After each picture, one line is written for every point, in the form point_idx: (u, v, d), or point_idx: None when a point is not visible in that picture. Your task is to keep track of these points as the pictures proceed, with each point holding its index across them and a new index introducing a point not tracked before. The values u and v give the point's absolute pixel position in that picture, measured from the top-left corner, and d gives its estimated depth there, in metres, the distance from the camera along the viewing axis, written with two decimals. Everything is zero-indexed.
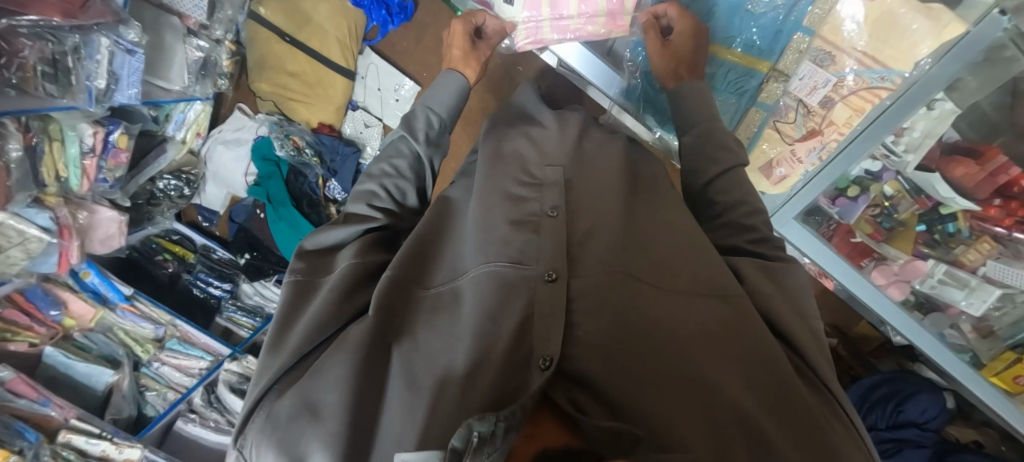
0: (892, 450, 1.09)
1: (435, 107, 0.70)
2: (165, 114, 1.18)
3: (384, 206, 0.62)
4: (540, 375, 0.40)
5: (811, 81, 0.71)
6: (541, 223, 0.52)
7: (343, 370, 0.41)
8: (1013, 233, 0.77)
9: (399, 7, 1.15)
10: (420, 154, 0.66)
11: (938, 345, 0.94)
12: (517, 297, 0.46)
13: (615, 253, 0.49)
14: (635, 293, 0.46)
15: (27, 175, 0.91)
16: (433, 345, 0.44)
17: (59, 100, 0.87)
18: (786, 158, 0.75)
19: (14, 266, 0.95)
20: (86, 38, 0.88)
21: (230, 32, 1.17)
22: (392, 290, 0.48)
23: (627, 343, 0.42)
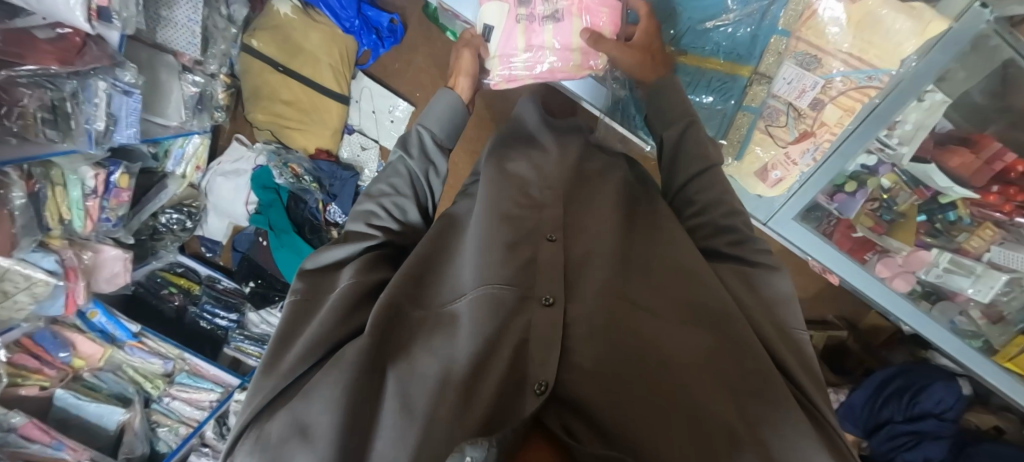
0: (911, 443, 1.07)
1: (429, 125, 0.70)
2: (164, 151, 1.20)
3: (385, 224, 0.62)
4: (534, 400, 0.43)
5: (799, 84, 0.68)
6: (539, 248, 0.54)
7: (334, 390, 0.40)
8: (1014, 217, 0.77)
9: (388, 30, 1.15)
10: (416, 172, 0.67)
11: (947, 333, 0.94)
12: (514, 323, 0.47)
13: (611, 277, 0.51)
14: (629, 317, 0.48)
15: (31, 220, 0.92)
16: (425, 367, 0.43)
17: (60, 144, 0.90)
18: (781, 162, 0.74)
19: (21, 311, 0.97)
20: (83, 83, 0.88)
21: (224, 65, 1.18)
22: (391, 314, 0.47)
23: (619, 366, 0.44)
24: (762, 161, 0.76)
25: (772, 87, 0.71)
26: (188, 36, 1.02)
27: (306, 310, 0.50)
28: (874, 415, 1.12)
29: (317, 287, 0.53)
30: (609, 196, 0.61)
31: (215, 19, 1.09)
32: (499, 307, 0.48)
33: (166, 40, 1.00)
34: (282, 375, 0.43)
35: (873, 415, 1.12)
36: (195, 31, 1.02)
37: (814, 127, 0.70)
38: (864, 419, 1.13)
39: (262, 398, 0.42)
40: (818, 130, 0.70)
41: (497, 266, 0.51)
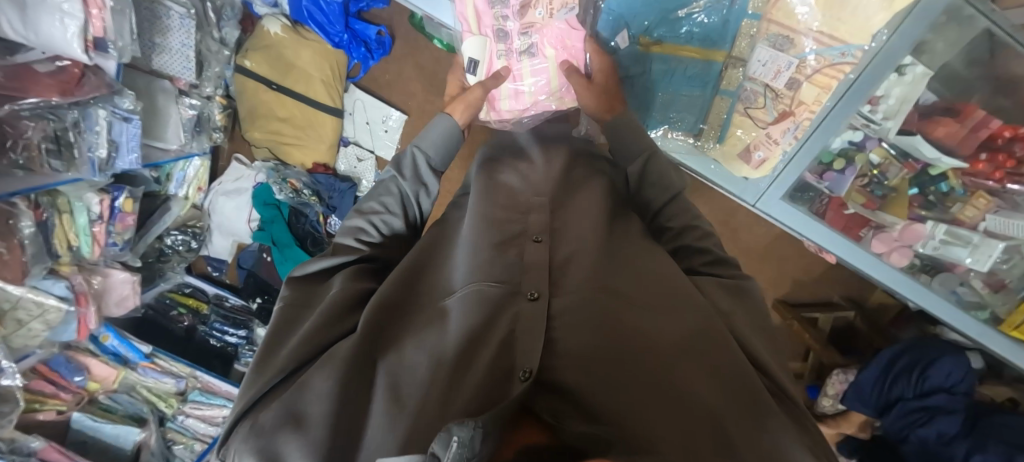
0: (924, 419, 1.05)
1: (424, 149, 0.70)
2: (166, 174, 1.22)
3: (373, 240, 0.63)
4: (520, 385, 0.41)
5: (773, 66, 0.69)
6: (525, 247, 0.55)
7: (326, 386, 0.42)
8: (1006, 184, 0.79)
9: (376, 42, 1.18)
10: (407, 194, 0.67)
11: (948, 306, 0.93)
12: (500, 318, 0.48)
13: (597, 274, 0.51)
14: (615, 310, 0.48)
15: (41, 248, 0.95)
16: (414, 362, 0.45)
17: (65, 174, 0.92)
18: (763, 141, 0.74)
19: (35, 339, 0.99)
20: (83, 111, 0.91)
21: (219, 87, 1.21)
22: (382, 312, 0.49)
23: (606, 356, 0.43)
24: (744, 145, 0.76)
25: (749, 71, 0.71)
26: (183, 61, 1.07)
27: (299, 311, 0.52)
28: (884, 392, 1.11)
29: (311, 291, 0.55)
30: (600, 198, 0.63)
31: (208, 42, 1.11)
32: (488, 304, 0.49)
33: (161, 65, 1.04)
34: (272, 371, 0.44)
35: (883, 393, 1.11)
36: (190, 55, 1.07)
37: (792, 107, 0.71)
38: (874, 398, 1.12)
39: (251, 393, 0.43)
40: (795, 110, 0.71)
41: (485, 265, 0.52)
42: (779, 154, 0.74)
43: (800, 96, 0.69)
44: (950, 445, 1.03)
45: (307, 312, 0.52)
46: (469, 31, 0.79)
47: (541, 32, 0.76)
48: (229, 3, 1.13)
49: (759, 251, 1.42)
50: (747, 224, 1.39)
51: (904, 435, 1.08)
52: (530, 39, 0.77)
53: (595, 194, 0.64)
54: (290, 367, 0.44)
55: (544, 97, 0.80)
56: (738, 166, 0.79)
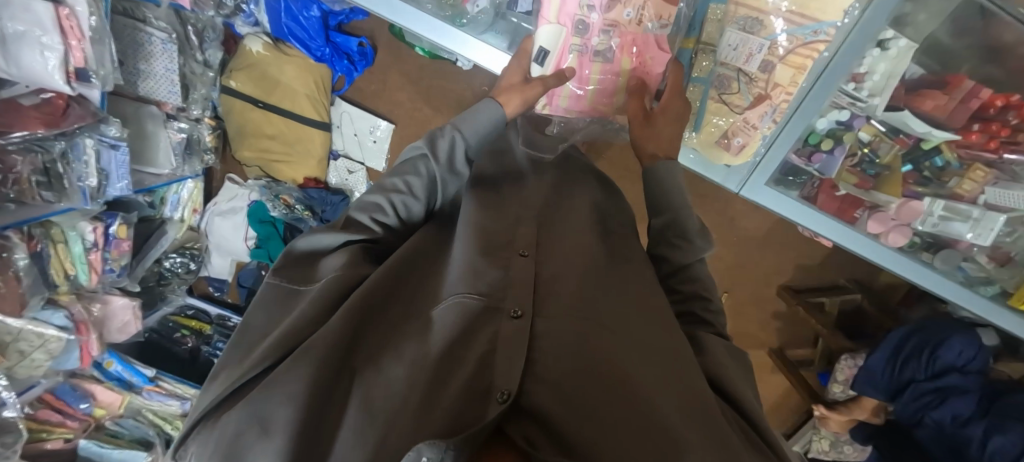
0: (937, 401, 1.03)
1: (464, 132, 0.65)
2: (161, 198, 1.25)
3: (387, 222, 0.63)
4: (498, 406, 0.42)
5: (744, 49, 0.67)
6: (512, 262, 0.58)
7: (298, 386, 0.39)
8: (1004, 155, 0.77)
9: (359, 54, 1.18)
10: (435, 177, 0.65)
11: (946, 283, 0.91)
12: (480, 336, 0.50)
13: (578, 301, 0.54)
14: (591, 333, 0.50)
15: (37, 279, 0.96)
16: (391, 369, 0.44)
17: (57, 204, 0.93)
18: (742, 128, 0.73)
19: (39, 368, 1.01)
20: (71, 142, 0.92)
21: (207, 109, 1.22)
22: (363, 309, 0.49)
23: (580, 373, 0.45)
24: (720, 130, 0.75)
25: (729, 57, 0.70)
26: (168, 85, 1.08)
27: (272, 319, 0.51)
28: (896, 377, 1.08)
29: (287, 288, 0.54)
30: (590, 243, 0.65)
31: (191, 65, 1.12)
32: (469, 319, 0.51)
33: (148, 90, 1.07)
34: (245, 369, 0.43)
35: (895, 377, 1.08)
36: (175, 79, 1.08)
37: (771, 89, 0.69)
38: (886, 383, 1.09)
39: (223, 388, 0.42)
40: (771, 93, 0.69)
41: (472, 279, 0.54)
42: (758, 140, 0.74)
43: (776, 78, 0.67)
44: (966, 426, 1.00)
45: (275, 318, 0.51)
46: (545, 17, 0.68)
47: (622, 38, 0.68)
48: (210, 25, 1.13)
49: (758, 238, 1.39)
50: (745, 212, 1.37)
51: (919, 420, 1.06)
52: (608, 43, 0.69)
53: (579, 223, 0.68)
54: (268, 362, 0.43)
55: (604, 105, 0.75)
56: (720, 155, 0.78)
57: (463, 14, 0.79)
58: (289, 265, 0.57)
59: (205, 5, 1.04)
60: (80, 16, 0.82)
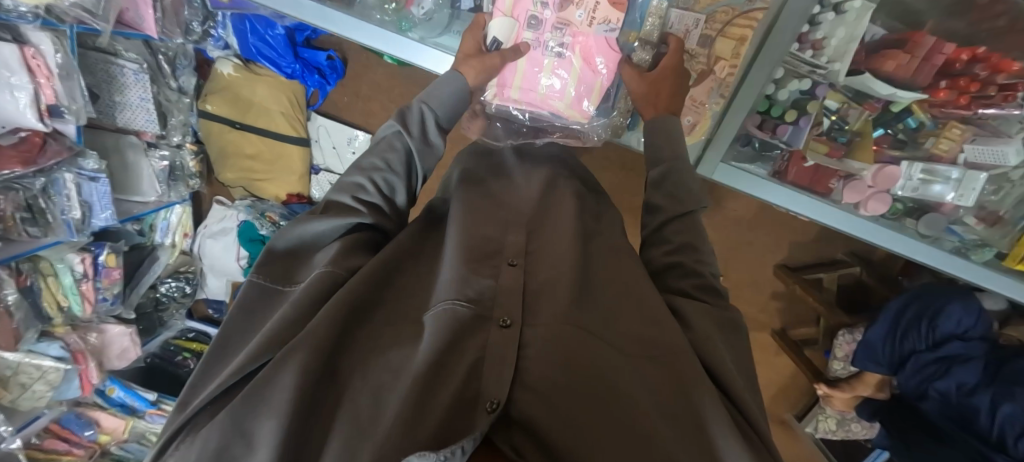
0: (941, 371, 0.99)
1: (432, 105, 0.64)
2: (150, 225, 1.29)
3: (370, 200, 0.60)
4: (487, 417, 0.42)
5: (683, 24, 0.71)
6: (500, 270, 0.57)
7: (284, 394, 0.38)
8: (981, 110, 0.74)
9: (329, 67, 1.18)
10: (411, 150, 0.62)
11: (944, 257, 0.89)
12: (468, 345, 0.48)
13: (570, 308, 0.52)
14: (584, 340, 0.48)
15: (30, 313, 1.00)
16: (379, 376, 0.44)
17: (43, 238, 0.97)
18: (692, 106, 0.76)
19: (42, 399, 1.05)
20: (50, 178, 0.94)
21: (187, 134, 1.24)
22: (349, 313, 0.47)
23: (570, 382, 0.45)
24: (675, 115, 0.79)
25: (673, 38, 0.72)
26: (145, 115, 1.11)
27: (244, 329, 0.50)
28: (897, 349, 1.04)
29: (264, 295, 0.52)
30: (565, 227, 0.64)
31: (165, 93, 1.14)
32: (458, 325, 0.49)
33: (126, 120, 1.10)
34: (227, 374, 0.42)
35: (896, 350, 1.05)
36: (150, 108, 1.10)
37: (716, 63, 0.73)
38: (887, 356, 1.06)
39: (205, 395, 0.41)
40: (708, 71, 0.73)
41: (458, 285, 0.53)
42: (707, 118, 0.77)
43: (715, 52, 0.71)
44: (973, 396, 0.95)
45: (251, 330, 0.50)
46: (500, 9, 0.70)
47: (574, 38, 0.70)
48: (181, 52, 1.14)
49: (748, 218, 1.36)
50: (732, 193, 1.34)
51: (924, 391, 1.01)
52: (561, 40, 0.71)
53: (556, 220, 0.66)
54: (252, 365, 0.41)
55: (555, 102, 0.75)
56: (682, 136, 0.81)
57: (409, 17, 0.77)
58: (270, 261, 0.55)
59: (173, 32, 1.05)
60: (46, 54, 0.84)
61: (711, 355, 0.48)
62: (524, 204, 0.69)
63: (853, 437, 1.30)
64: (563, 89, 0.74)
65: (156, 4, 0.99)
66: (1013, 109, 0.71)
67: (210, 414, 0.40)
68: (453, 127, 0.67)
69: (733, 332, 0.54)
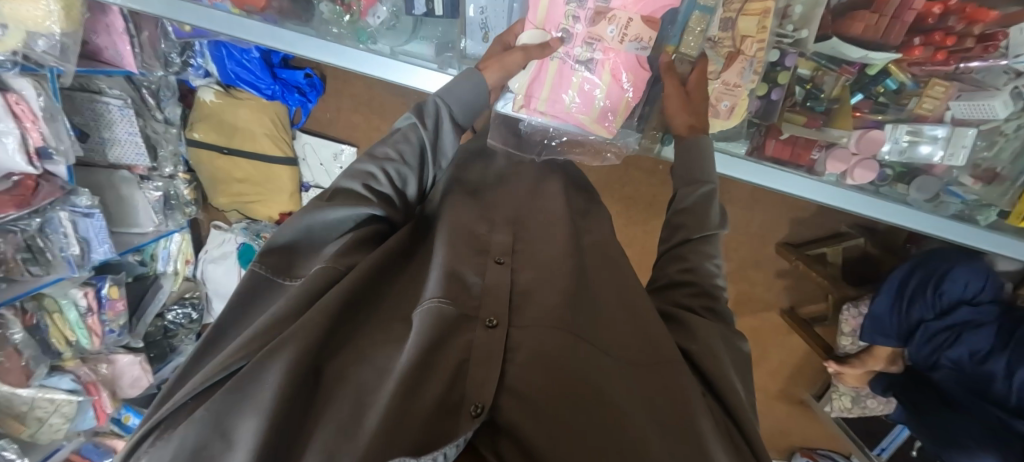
0: (952, 339, 0.96)
1: (451, 101, 0.61)
2: (150, 255, 1.33)
3: (382, 192, 0.56)
4: (470, 422, 0.39)
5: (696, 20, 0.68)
6: (487, 269, 0.56)
7: (269, 392, 0.36)
8: (969, 63, 0.71)
9: (307, 85, 1.20)
10: (426, 145, 0.59)
11: (954, 226, 0.86)
12: (453, 346, 0.46)
13: (558, 309, 0.50)
14: (572, 344, 0.47)
15: (38, 350, 1.06)
16: (364, 376, 0.42)
17: (46, 276, 1.01)
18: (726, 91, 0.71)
19: (59, 432, 1.13)
20: (46, 217, 0.98)
21: (179, 164, 1.28)
22: (341, 310, 0.45)
23: (556, 388, 0.43)
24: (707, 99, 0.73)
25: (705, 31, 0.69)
26: (135, 149, 1.15)
27: (236, 318, 0.48)
28: (904, 318, 1.01)
29: (264, 289, 0.50)
30: (539, 226, 0.64)
31: (152, 125, 1.18)
32: (444, 323, 0.47)
33: (116, 157, 1.14)
34: (208, 370, 0.39)
35: (904, 318, 1.01)
36: (138, 142, 1.14)
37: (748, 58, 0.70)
38: (895, 327, 1.02)
39: (186, 390, 0.38)
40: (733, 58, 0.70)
41: (446, 283, 0.51)
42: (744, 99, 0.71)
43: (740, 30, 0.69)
44: (985, 363, 0.93)
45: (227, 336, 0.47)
46: (532, 20, 0.67)
47: (606, 52, 0.66)
48: (165, 84, 1.16)
49: (745, 197, 1.32)
50: None
51: (934, 362, 0.99)
52: (591, 56, 0.67)
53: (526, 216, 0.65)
54: (237, 362, 0.38)
55: (580, 115, 0.72)
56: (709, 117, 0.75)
57: (367, 29, 0.78)
58: (273, 253, 0.52)
59: (153, 65, 1.08)
60: (29, 98, 0.86)
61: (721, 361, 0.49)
62: (489, 202, 0.68)
63: (871, 414, 1.25)
64: (590, 102, 0.71)
65: (134, 39, 1.01)
66: (997, 59, 0.70)
67: (190, 412, 0.37)
68: (469, 126, 0.64)
69: (734, 350, 0.53)
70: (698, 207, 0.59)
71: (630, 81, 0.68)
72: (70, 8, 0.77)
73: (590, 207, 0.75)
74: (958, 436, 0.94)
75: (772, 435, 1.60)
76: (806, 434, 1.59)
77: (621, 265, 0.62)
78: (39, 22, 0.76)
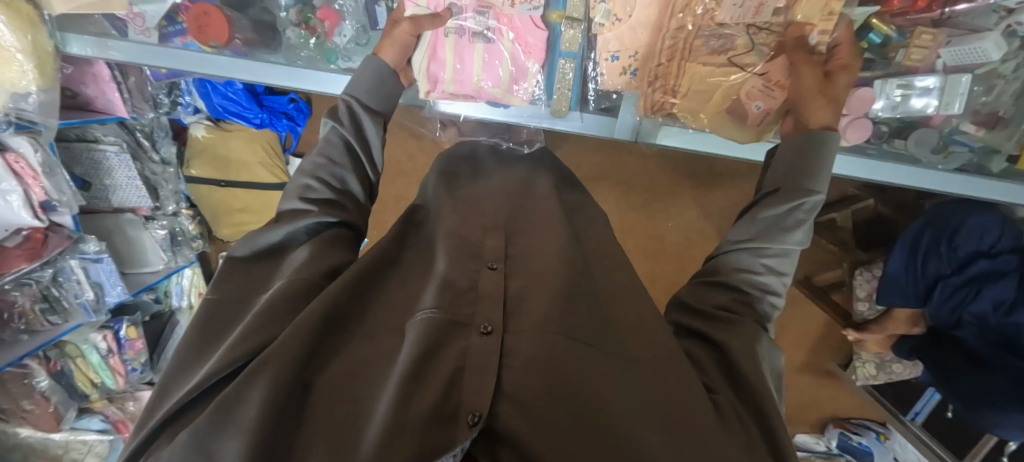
0: (971, 294, 0.92)
1: (360, 95, 0.60)
2: (164, 291, 1.37)
3: (321, 197, 0.54)
4: (468, 434, 0.36)
5: (751, 4, 0.60)
6: (481, 277, 0.50)
7: (252, 412, 0.33)
8: (957, 6, 0.69)
9: (294, 109, 1.23)
10: (350, 141, 0.57)
11: (969, 179, 0.81)
12: (446, 353, 0.42)
13: (555, 311, 0.46)
14: (571, 349, 0.43)
15: (64, 393, 1.14)
16: (356, 390, 0.39)
17: (65, 323, 1.06)
18: (761, 90, 0.66)
19: None
20: (58, 267, 1.01)
21: (181, 201, 1.30)
22: (324, 325, 0.41)
23: (555, 397, 0.39)
24: (731, 103, 0.68)
25: None
26: (136, 192, 1.18)
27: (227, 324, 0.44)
28: (920, 277, 0.97)
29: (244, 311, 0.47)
30: (522, 219, 0.62)
31: (149, 167, 1.19)
32: (433, 331, 0.42)
33: (120, 200, 1.19)
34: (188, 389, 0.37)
35: (920, 277, 0.97)
36: (139, 185, 1.17)
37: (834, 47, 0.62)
38: (913, 287, 0.99)
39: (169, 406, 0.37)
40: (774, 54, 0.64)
41: (439, 291, 0.47)
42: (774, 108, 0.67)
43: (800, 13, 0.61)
44: (1012, 314, 0.89)
45: None
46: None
47: (499, 17, 0.70)
48: (156, 125, 1.19)
49: (740, 170, 1.31)
50: None
51: (958, 319, 0.96)
52: (486, 24, 0.71)
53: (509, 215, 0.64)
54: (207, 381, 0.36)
55: (489, 85, 0.74)
56: (723, 118, 0.70)
57: (335, 49, 0.78)
58: (236, 272, 0.48)
59: (143, 107, 1.09)
60: (27, 155, 0.87)
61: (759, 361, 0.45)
62: (469, 197, 0.66)
63: (897, 379, 1.22)
64: (497, 74, 0.73)
65: (122, 86, 1.02)
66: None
67: (174, 435, 0.36)
68: (388, 112, 0.63)
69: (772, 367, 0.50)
70: (785, 218, 0.52)
71: (532, 44, 0.71)
72: (43, 65, 0.76)
73: (575, 197, 0.74)
74: (992, 396, 0.95)
75: (801, 408, 1.56)
76: (835, 404, 1.55)
77: (604, 258, 0.60)
78: (16, 82, 0.76)
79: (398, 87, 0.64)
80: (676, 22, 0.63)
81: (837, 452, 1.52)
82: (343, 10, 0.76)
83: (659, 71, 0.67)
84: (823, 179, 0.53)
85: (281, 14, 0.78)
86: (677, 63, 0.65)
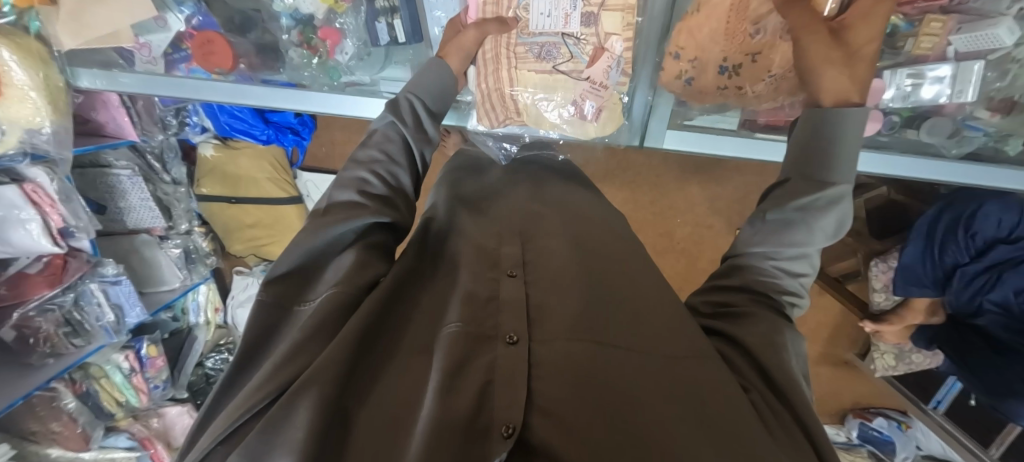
0: (992, 281, 0.92)
1: (421, 93, 0.59)
2: (181, 309, 1.41)
3: (378, 194, 0.51)
4: (502, 447, 0.34)
5: (560, 12, 0.64)
6: (501, 286, 0.48)
7: (298, 435, 0.31)
8: None
9: (299, 124, 1.21)
10: (410, 140, 0.56)
11: (987, 170, 0.78)
12: (476, 365, 0.40)
13: (578, 318, 0.43)
14: (599, 358, 0.39)
15: (91, 414, 1.20)
16: (394, 405, 0.36)
17: (87, 345, 1.09)
18: (591, 91, 0.69)
19: None
20: (78, 291, 1.03)
21: (193, 220, 1.33)
22: (361, 340, 0.39)
23: (588, 404, 0.36)
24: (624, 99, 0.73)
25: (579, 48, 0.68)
26: (149, 212, 1.20)
27: (254, 354, 0.42)
28: (938, 265, 0.97)
29: (276, 321, 0.43)
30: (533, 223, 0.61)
31: (161, 188, 1.21)
32: (459, 347, 0.40)
33: (135, 222, 1.21)
34: (232, 411, 0.35)
35: (938, 265, 0.97)
36: (151, 205, 1.19)
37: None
38: (931, 276, 0.98)
39: (215, 432, 0.34)
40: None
41: (463, 304, 0.44)
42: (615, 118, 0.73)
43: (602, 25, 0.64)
44: None
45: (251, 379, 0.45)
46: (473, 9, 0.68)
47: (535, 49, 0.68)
48: (167, 146, 1.20)
49: (749, 165, 1.28)
50: None
51: (977, 306, 0.97)
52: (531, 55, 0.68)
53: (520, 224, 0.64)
54: (261, 403, 0.34)
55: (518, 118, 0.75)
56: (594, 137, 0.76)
57: (339, 67, 0.79)
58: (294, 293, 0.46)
59: (152, 129, 1.11)
60: (44, 184, 0.87)
61: (781, 350, 0.42)
62: (484, 210, 0.64)
63: (917, 369, 1.21)
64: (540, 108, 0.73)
65: (130, 110, 1.04)
66: None
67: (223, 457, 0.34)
68: (443, 114, 0.62)
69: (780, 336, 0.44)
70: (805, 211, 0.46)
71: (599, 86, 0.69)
72: (54, 101, 0.79)
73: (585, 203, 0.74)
74: (1013, 382, 0.93)
75: (819, 400, 1.55)
76: (856, 394, 1.53)
77: None
78: (29, 119, 0.77)
79: (457, 90, 0.64)
80: (491, 45, 0.67)
81: (858, 442, 1.51)
82: (344, 28, 0.76)
83: (495, 94, 0.71)
84: (827, 233, 0.46)
85: (283, 35, 0.78)
86: (507, 74, 0.69)
